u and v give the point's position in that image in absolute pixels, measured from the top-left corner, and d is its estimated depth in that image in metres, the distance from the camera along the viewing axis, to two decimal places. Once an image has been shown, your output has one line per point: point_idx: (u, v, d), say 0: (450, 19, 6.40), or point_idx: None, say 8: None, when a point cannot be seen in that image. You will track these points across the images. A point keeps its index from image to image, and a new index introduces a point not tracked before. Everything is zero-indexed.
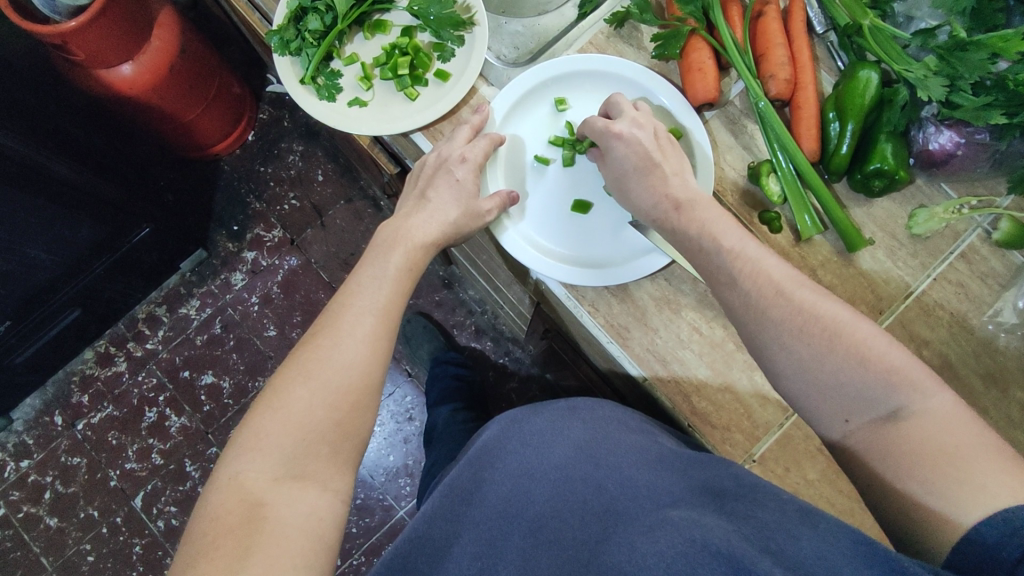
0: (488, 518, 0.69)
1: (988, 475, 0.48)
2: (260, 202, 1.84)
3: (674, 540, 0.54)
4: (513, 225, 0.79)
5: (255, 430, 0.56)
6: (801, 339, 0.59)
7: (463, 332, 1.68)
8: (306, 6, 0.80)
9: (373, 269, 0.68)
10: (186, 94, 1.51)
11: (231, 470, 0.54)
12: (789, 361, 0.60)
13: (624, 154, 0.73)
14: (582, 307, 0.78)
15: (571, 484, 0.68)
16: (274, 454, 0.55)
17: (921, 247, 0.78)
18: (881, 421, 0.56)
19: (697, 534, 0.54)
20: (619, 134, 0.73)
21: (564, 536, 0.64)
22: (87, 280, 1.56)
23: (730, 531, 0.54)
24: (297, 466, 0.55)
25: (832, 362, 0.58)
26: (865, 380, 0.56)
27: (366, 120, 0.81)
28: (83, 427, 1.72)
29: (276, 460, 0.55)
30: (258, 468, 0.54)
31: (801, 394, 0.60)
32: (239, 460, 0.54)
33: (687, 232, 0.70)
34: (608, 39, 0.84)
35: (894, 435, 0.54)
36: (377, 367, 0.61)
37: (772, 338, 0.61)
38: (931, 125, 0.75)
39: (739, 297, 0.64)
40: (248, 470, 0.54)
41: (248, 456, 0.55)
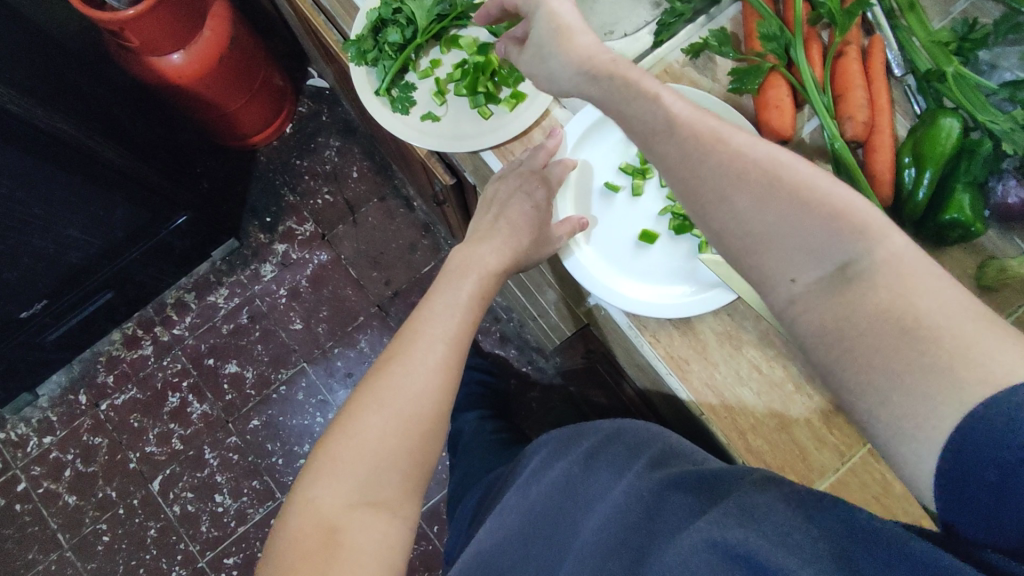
0: (545, 548, 0.69)
1: (986, 346, 0.41)
2: (295, 195, 1.85)
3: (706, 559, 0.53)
4: (580, 251, 0.78)
5: (330, 455, 0.55)
6: (746, 186, 0.52)
7: (488, 338, 1.69)
8: (386, 18, 0.81)
9: (444, 297, 0.68)
10: (231, 84, 1.52)
11: (307, 495, 0.54)
12: (736, 219, 0.52)
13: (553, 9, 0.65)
14: (643, 337, 0.78)
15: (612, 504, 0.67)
16: (348, 479, 0.54)
17: (991, 299, 0.77)
18: (829, 276, 0.49)
19: (719, 536, 0.54)
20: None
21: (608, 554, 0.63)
22: (123, 263, 1.57)
23: (751, 530, 0.53)
24: (371, 492, 0.55)
25: (775, 210, 0.51)
26: (808, 225, 0.50)
27: (439, 135, 0.81)
28: (106, 407, 1.73)
29: (350, 485, 0.54)
30: (333, 493, 0.53)
31: (742, 250, 0.53)
32: (314, 485, 0.54)
33: (628, 83, 0.60)
34: (682, 69, 0.84)
35: (848, 301, 0.47)
36: (446, 397, 0.61)
37: (712, 185, 0.53)
38: (1010, 177, 0.75)
39: (674, 148, 0.56)
40: (323, 495, 0.53)
41: (324, 481, 0.54)
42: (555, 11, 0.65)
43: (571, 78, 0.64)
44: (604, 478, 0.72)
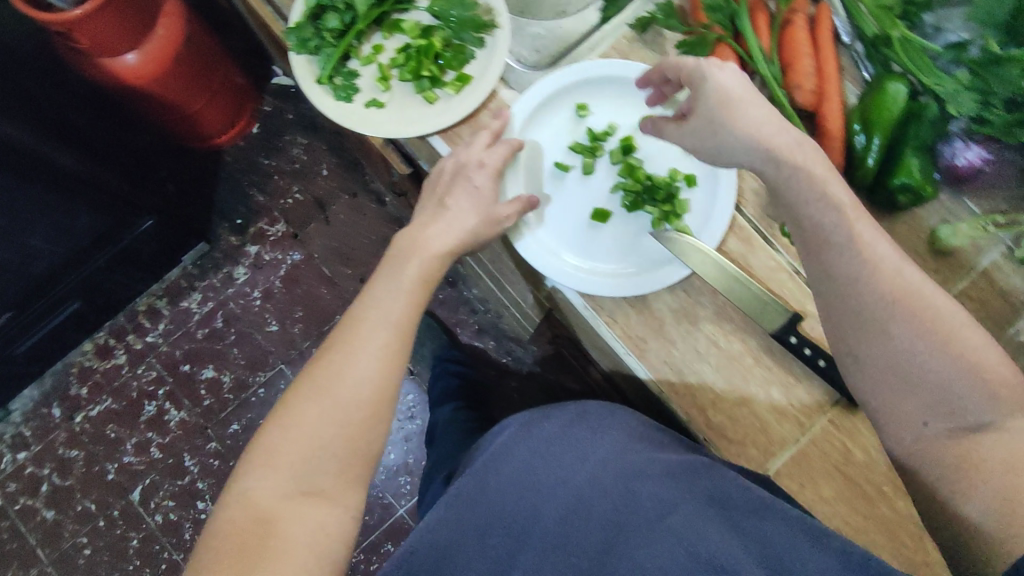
0: (497, 530, 0.69)
1: None
2: (263, 194, 1.82)
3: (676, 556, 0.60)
4: (531, 233, 0.77)
5: (265, 446, 0.55)
6: (910, 322, 0.58)
7: (465, 330, 1.70)
8: (325, 4, 0.78)
9: (386, 281, 0.66)
10: (189, 83, 1.48)
11: (241, 487, 0.53)
12: (895, 344, 0.58)
13: (719, 84, 0.65)
14: (599, 317, 0.77)
15: (580, 497, 0.69)
16: (284, 470, 0.54)
17: (944, 264, 0.78)
18: (963, 430, 0.57)
19: (699, 546, 0.61)
20: (722, 64, 0.65)
21: (574, 544, 0.66)
22: (89, 270, 1.52)
23: (730, 543, 0.61)
24: (308, 483, 0.54)
25: (936, 360, 0.57)
26: (964, 382, 0.56)
27: (384, 122, 0.79)
28: (81, 419, 1.70)
29: (286, 476, 0.54)
30: (269, 484, 0.53)
31: (882, 372, 0.59)
32: (249, 476, 0.53)
33: (811, 175, 0.62)
34: (631, 45, 0.82)
35: (979, 450, 0.55)
36: (389, 384, 0.59)
37: (873, 312, 0.59)
38: (959, 139, 0.74)
39: (847, 268, 0.60)
40: (258, 487, 0.53)
41: (260, 472, 0.54)
42: (721, 84, 0.65)
43: (747, 154, 0.64)
44: (569, 467, 0.72)
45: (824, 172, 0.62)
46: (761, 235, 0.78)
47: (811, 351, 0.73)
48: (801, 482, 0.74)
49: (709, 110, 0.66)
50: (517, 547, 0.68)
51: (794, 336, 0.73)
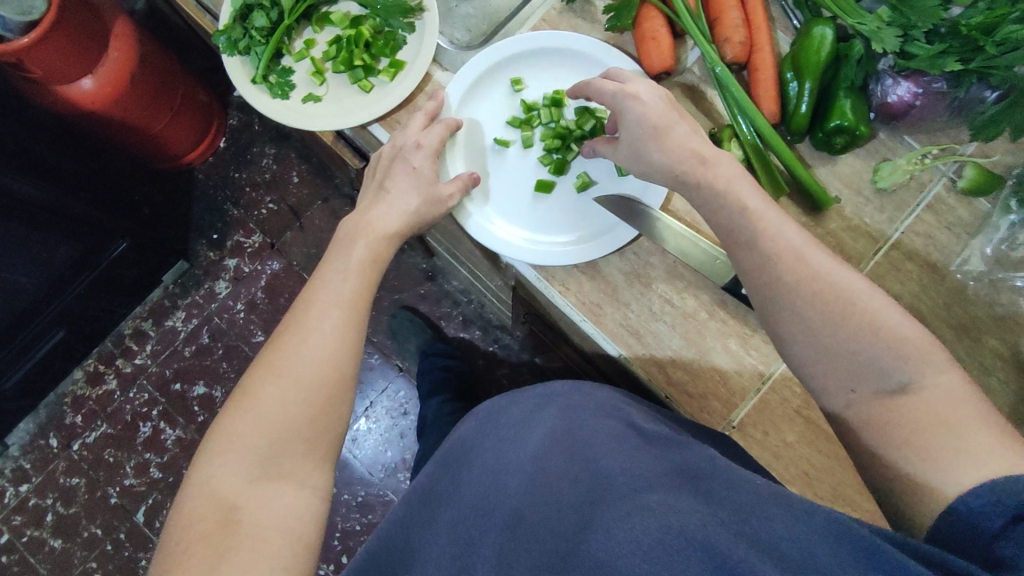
0: (464, 517, 0.60)
1: (991, 452, 0.47)
2: (238, 208, 1.81)
3: (650, 525, 0.48)
4: (477, 209, 0.78)
5: (226, 431, 0.53)
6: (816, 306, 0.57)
7: (450, 323, 1.66)
8: (251, 4, 0.79)
9: (335, 263, 0.64)
10: (150, 104, 1.45)
11: (203, 475, 0.51)
12: (806, 325, 0.57)
13: (642, 113, 0.67)
14: (553, 288, 0.78)
15: (545, 480, 0.58)
16: (247, 454, 0.52)
17: (887, 201, 0.79)
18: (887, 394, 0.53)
19: (673, 521, 0.48)
20: (638, 94, 0.68)
21: (536, 532, 0.54)
22: (67, 300, 1.50)
23: (705, 516, 0.48)
24: (273, 466, 0.52)
25: (847, 331, 0.55)
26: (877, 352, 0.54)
27: (322, 116, 0.80)
28: (78, 447, 1.71)
29: (250, 461, 0.52)
30: (231, 471, 0.51)
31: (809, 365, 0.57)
32: (210, 463, 0.52)
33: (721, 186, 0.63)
34: (561, 15, 0.82)
35: (895, 412, 0.52)
36: (349, 362, 0.57)
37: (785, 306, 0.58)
38: (888, 77, 0.75)
39: (757, 258, 0.61)
40: (220, 473, 0.51)
41: (221, 459, 0.52)
42: (642, 116, 0.68)
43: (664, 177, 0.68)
44: (535, 446, 0.61)
45: (739, 178, 0.64)
46: None
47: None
48: (763, 429, 0.75)
49: (636, 138, 0.69)
50: (479, 539, 0.57)
51: (746, 288, 0.72)
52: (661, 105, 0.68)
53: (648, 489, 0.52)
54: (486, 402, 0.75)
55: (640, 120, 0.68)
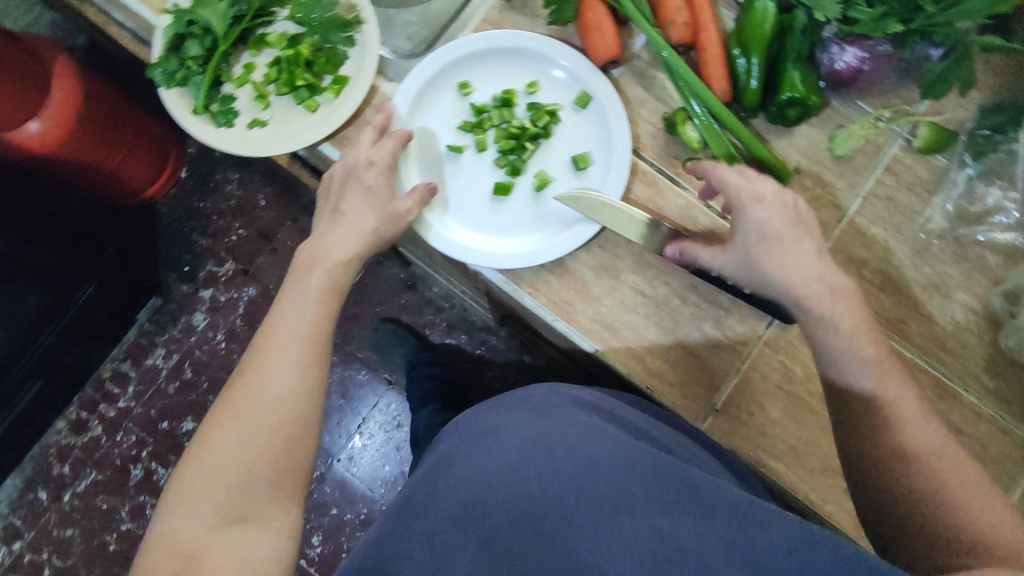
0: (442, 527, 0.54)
1: None
2: (206, 237, 1.70)
3: (640, 532, 0.49)
4: (436, 218, 0.77)
5: (185, 479, 0.51)
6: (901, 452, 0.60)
7: (435, 331, 1.60)
8: (183, 34, 0.77)
9: (292, 295, 0.63)
10: (104, 141, 1.37)
11: (162, 527, 0.50)
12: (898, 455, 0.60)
13: (761, 219, 0.65)
14: (522, 290, 0.77)
15: (525, 482, 0.55)
16: (208, 500, 0.50)
17: (847, 168, 0.79)
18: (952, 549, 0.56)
19: (665, 525, 0.49)
20: (763, 198, 0.65)
21: (516, 543, 0.52)
22: (41, 348, 1.39)
23: (696, 523, 0.49)
24: (235, 509, 0.51)
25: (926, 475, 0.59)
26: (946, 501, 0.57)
27: (270, 140, 0.79)
28: (70, 497, 1.62)
29: (212, 507, 0.50)
30: (191, 519, 0.50)
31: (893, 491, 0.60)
32: (170, 514, 0.50)
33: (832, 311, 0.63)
34: (502, 14, 0.81)
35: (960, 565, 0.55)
36: (312, 396, 0.56)
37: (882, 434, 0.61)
38: (834, 44, 0.74)
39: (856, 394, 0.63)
40: (180, 524, 0.49)
41: (180, 509, 0.50)
42: (760, 222, 0.65)
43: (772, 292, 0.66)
44: (515, 448, 0.58)
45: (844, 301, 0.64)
46: (666, 177, 0.79)
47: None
48: (746, 408, 0.75)
49: (744, 239, 0.66)
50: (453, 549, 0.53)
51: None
52: (780, 215, 0.65)
53: (636, 490, 0.52)
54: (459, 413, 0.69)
55: (758, 227, 0.65)
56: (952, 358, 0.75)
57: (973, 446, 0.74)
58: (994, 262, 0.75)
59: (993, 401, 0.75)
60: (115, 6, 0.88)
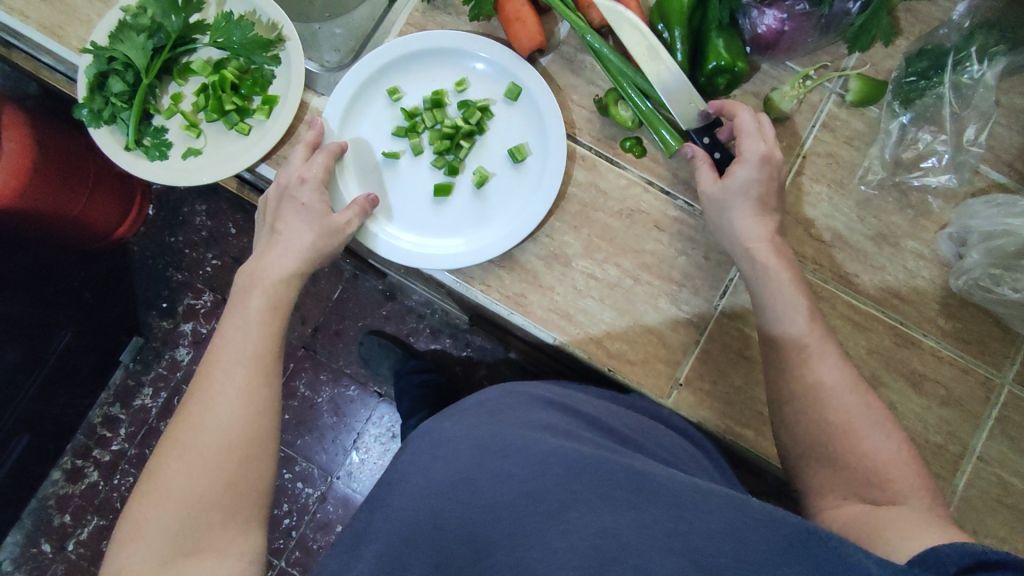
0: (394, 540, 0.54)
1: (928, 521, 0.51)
2: (181, 271, 1.68)
3: (586, 530, 0.48)
4: (381, 227, 0.77)
5: (135, 518, 0.50)
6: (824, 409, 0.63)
7: (420, 337, 1.58)
8: (105, 71, 0.76)
9: (234, 320, 0.62)
10: (62, 187, 1.35)
11: (115, 568, 0.49)
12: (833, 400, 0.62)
13: (751, 176, 0.70)
14: (474, 288, 0.77)
15: (477, 489, 0.54)
16: (157, 536, 0.49)
17: (784, 130, 0.79)
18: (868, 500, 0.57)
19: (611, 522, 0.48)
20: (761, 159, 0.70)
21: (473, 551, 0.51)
22: (23, 403, 1.35)
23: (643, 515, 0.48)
24: (186, 542, 0.49)
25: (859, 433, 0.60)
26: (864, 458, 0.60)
27: (206, 168, 0.78)
28: (74, 546, 1.60)
29: (162, 543, 0.49)
30: (143, 556, 0.48)
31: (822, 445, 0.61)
32: (121, 554, 0.49)
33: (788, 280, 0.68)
34: (425, 15, 0.81)
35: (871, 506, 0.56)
36: (261, 417, 0.55)
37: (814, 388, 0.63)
38: (753, 9, 0.74)
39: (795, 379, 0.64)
40: (132, 563, 0.48)
41: (130, 547, 0.49)
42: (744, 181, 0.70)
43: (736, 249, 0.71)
44: (467, 457, 0.57)
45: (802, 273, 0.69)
46: (605, 158, 0.79)
47: (719, 155, 0.75)
48: (711, 379, 0.75)
49: (736, 189, 0.71)
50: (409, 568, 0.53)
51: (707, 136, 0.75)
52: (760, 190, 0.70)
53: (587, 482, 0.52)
54: (421, 425, 0.67)
55: (750, 184, 0.70)
56: (908, 306, 0.76)
57: (936, 389, 0.75)
58: (937, 206, 0.76)
59: (951, 343, 0.75)
60: (41, 50, 0.87)
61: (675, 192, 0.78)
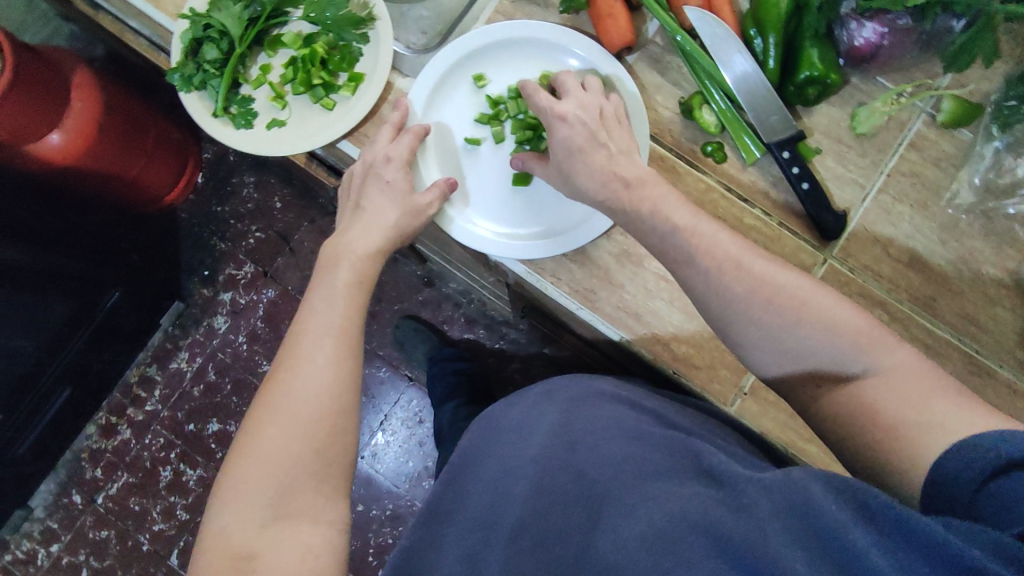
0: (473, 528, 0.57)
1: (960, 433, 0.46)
2: (224, 241, 1.62)
3: (654, 517, 0.47)
4: (458, 213, 0.77)
5: (232, 482, 0.53)
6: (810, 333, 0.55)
7: (454, 326, 1.59)
8: (200, 38, 0.78)
9: (321, 291, 0.64)
10: (122, 150, 1.31)
11: (216, 526, 0.51)
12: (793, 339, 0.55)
13: (564, 137, 0.70)
14: (545, 280, 0.77)
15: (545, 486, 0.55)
16: (257, 500, 0.52)
17: (869, 145, 0.78)
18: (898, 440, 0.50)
19: (677, 506, 0.47)
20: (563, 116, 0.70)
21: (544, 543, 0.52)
22: (68, 357, 1.33)
23: (707, 498, 0.47)
24: (282, 507, 0.52)
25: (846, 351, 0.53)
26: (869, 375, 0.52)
27: (289, 139, 0.80)
28: (103, 499, 1.52)
29: (261, 505, 0.52)
30: (242, 518, 0.51)
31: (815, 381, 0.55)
32: (222, 514, 0.52)
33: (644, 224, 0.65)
34: (514, 4, 0.81)
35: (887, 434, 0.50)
36: (347, 389, 0.58)
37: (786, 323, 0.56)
38: (852, 21, 0.73)
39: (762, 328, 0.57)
40: (232, 523, 0.51)
41: (231, 508, 0.52)
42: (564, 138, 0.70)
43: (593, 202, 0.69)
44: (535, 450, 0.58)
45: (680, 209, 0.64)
46: (686, 161, 0.79)
47: (799, 170, 0.75)
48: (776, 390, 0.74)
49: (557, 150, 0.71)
50: (486, 549, 0.55)
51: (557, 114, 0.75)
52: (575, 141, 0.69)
53: (655, 478, 0.51)
54: (488, 412, 0.69)
55: (564, 143, 0.70)
56: (987, 334, 0.74)
57: None
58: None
59: None
60: (131, 14, 0.89)
61: (751, 200, 0.78)
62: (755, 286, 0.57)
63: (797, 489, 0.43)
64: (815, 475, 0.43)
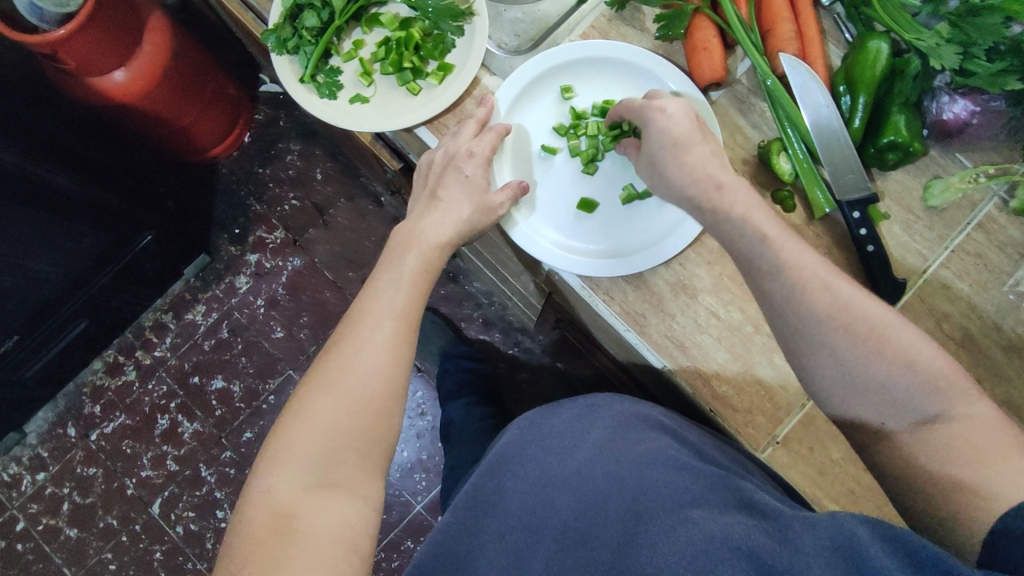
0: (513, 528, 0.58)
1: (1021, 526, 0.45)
2: (261, 203, 1.62)
3: (695, 537, 0.48)
4: (524, 219, 0.78)
5: (283, 442, 0.53)
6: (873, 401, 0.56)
7: (471, 325, 1.58)
8: (302, 4, 0.80)
9: (387, 275, 0.65)
10: (180, 98, 1.30)
11: (260, 483, 0.52)
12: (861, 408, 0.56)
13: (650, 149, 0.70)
14: (597, 296, 0.77)
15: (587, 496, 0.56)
16: (304, 463, 0.52)
17: (938, 219, 0.78)
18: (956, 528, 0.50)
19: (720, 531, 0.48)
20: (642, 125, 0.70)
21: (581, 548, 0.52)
22: (92, 290, 1.34)
23: (753, 530, 0.48)
24: (326, 475, 0.52)
25: None
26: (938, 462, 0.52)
27: (369, 116, 0.80)
28: (97, 437, 1.52)
29: (305, 470, 0.52)
30: (286, 479, 0.52)
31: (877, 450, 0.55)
32: (267, 473, 0.52)
33: None
34: (610, 23, 0.82)
35: None
36: (401, 373, 0.58)
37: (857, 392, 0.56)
38: (945, 95, 0.75)
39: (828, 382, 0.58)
40: (276, 482, 0.51)
41: (276, 468, 0.52)
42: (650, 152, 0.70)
43: None
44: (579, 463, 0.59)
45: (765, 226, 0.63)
46: None
47: (866, 232, 0.75)
48: (810, 445, 0.74)
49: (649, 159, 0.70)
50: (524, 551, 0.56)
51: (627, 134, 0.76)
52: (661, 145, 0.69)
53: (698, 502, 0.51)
54: (528, 416, 0.70)
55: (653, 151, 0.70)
56: None
57: None
58: None
59: None
60: None
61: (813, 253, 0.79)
62: (820, 334, 0.57)
63: (847, 534, 0.45)
64: (868, 525, 0.46)
